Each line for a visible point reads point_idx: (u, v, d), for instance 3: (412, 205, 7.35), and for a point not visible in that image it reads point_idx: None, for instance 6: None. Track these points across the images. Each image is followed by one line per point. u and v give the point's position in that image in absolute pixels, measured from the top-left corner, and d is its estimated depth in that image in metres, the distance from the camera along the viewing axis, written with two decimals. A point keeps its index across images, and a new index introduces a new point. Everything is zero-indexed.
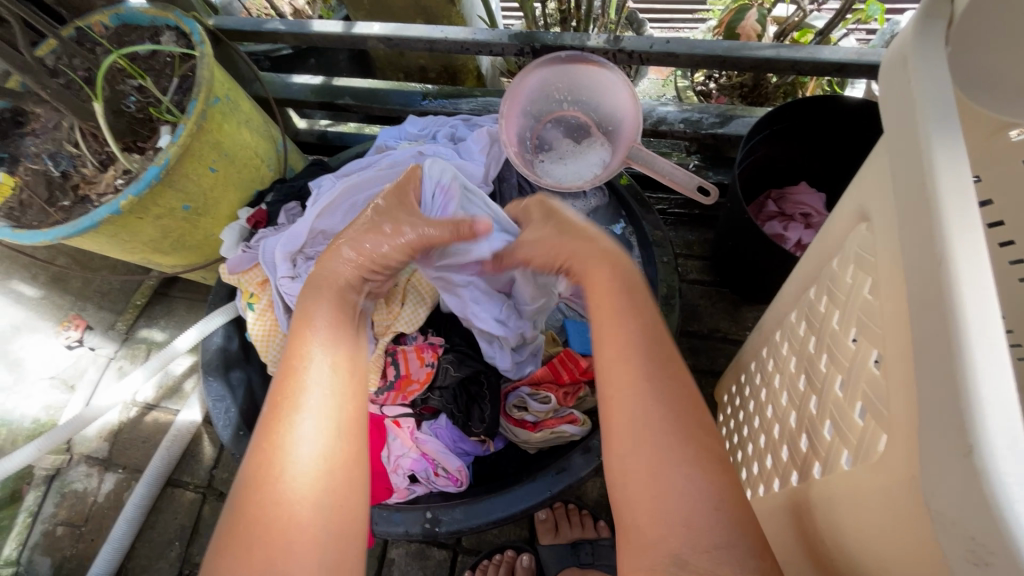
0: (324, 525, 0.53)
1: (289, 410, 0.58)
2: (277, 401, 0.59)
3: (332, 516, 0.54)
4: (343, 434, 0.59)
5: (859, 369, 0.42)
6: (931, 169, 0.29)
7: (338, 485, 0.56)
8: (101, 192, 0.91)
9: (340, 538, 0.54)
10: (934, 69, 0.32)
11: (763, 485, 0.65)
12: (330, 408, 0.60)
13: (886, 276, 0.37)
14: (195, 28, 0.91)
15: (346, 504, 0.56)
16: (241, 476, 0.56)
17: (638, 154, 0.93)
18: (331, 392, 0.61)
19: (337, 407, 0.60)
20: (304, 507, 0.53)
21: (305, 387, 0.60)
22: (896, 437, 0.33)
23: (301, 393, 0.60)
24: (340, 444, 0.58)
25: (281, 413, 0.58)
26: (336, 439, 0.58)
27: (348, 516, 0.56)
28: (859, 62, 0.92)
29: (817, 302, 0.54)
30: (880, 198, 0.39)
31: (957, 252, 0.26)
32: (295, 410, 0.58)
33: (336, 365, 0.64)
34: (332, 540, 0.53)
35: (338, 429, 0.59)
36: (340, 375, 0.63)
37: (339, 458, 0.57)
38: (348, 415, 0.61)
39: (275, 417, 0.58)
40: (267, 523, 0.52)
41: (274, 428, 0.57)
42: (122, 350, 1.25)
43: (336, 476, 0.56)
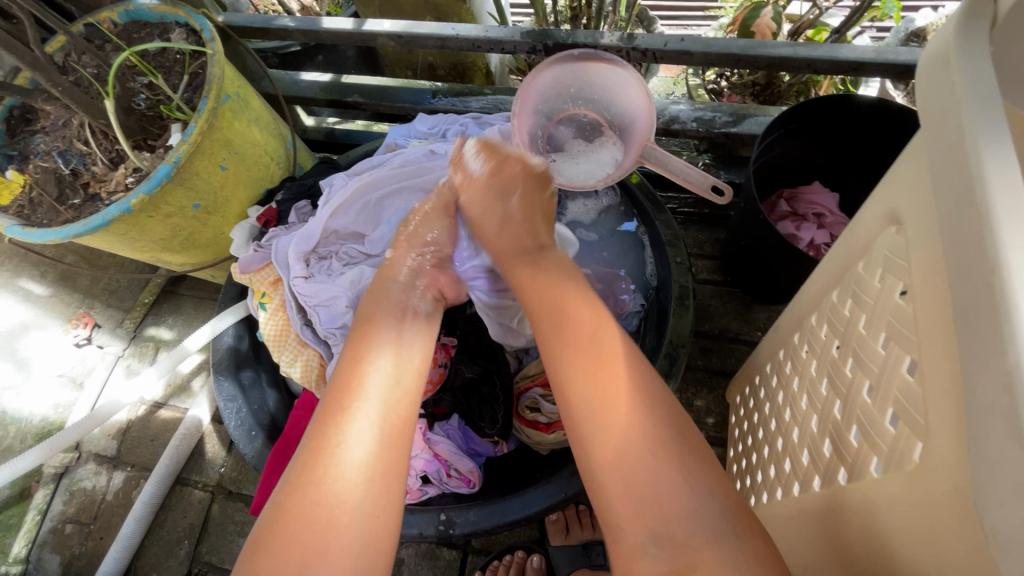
0: (360, 531, 0.53)
1: (341, 412, 0.59)
2: (335, 401, 0.60)
3: (370, 523, 0.53)
4: (389, 442, 0.58)
5: (890, 375, 0.41)
6: (979, 171, 0.28)
7: (381, 494, 0.55)
8: (111, 190, 0.90)
9: (373, 547, 0.53)
10: (978, 70, 0.31)
11: (781, 489, 0.64)
12: (379, 415, 0.59)
13: (922, 281, 0.36)
14: (205, 25, 0.90)
15: (383, 514, 0.55)
16: (288, 474, 0.56)
17: (651, 153, 0.92)
18: (385, 398, 0.61)
19: (388, 414, 0.60)
20: (346, 510, 0.53)
21: (359, 391, 0.61)
22: (935, 447, 0.32)
23: (357, 397, 0.60)
24: (388, 452, 0.58)
25: (337, 415, 0.59)
26: (382, 447, 0.58)
27: (385, 526, 0.54)
28: (877, 60, 0.91)
29: (840, 306, 0.53)
30: (915, 201, 0.38)
31: (1011, 256, 0.25)
32: (350, 409, 0.59)
33: (395, 373, 0.64)
34: (364, 549, 0.52)
35: (387, 436, 0.59)
36: (396, 382, 0.63)
37: (386, 466, 0.57)
38: (397, 425, 0.60)
39: (328, 417, 0.59)
40: (307, 522, 0.52)
41: (327, 428, 0.58)
42: (130, 348, 1.23)
43: (380, 484, 0.56)
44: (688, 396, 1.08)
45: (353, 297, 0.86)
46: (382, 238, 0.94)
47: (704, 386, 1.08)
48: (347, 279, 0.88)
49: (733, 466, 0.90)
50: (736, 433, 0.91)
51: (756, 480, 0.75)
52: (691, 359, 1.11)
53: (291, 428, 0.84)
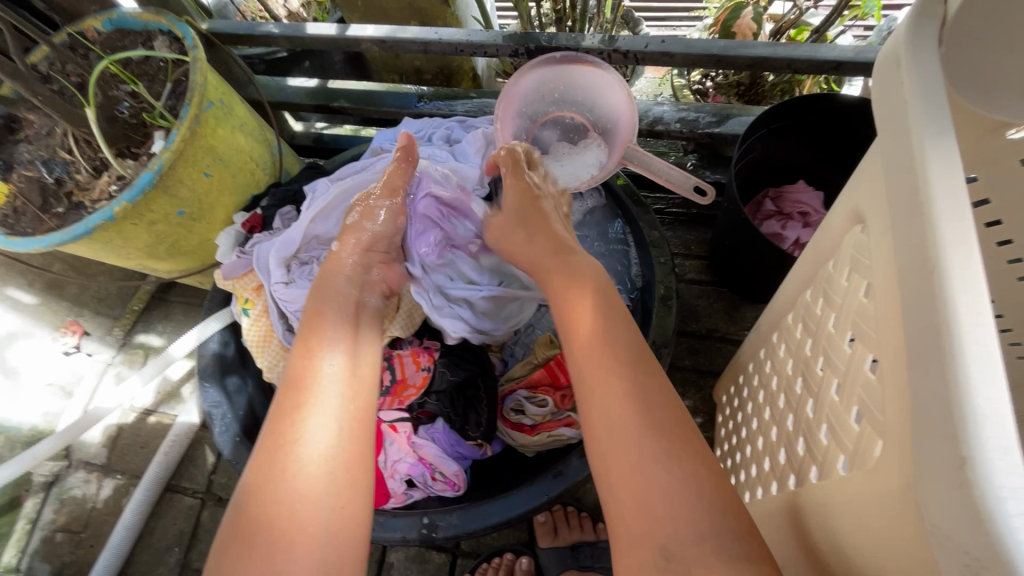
0: (326, 525, 0.53)
1: (295, 411, 0.59)
2: (288, 399, 0.60)
3: (335, 515, 0.54)
4: (347, 434, 0.60)
5: (855, 374, 0.42)
6: (924, 171, 0.29)
7: (342, 486, 0.56)
8: (95, 198, 0.90)
9: (341, 540, 0.54)
10: (925, 70, 0.32)
11: (760, 488, 0.64)
12: (337, 410, 0.60)
13: (879, 281, 0.37)
14: (187, 33, 0.91)
15: (348, 504, 0.56)
16: (247, 476, 0.56)
17: (634, 155, 0.92)
18: (338, 394, 0.62)
19: (343, 408, 0.61)
20: (308, 505, 0.53)
21: (313, 389, 0.61)
22: (890, 445, 0.32)
23: (311, 394, 0.61)
24: (347, 445, 0.59)
25: (291, 413, 0.59)
26: (340, 441, 0.59)
27: (351, 518, 0.55)
28: (856, 59, 0.91)
29: (812, 305, 0.54)
30: (875, 200, 0.38)
31: (949, 256, 0.26)
32: (303, 407, 0.59)
33: (347, 369, 0.65)
34: (333, 540, 0.53)
35: (344, 429, 0.60)
36: (347, 378, 0.64)
37: (344, 459, 0.58)
38: (354, 419, 0.61)
39: (282, 417, 0.59)
40: (269, 521, 0.52)
41: (282, 427, 0.58)
42: (119, 355, 1.26)
43: (342, 478, 0.57)
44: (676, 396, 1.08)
45: None
46: None
47: (691, 386, 1.09)
48: None
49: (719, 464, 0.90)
50: (722, 432, 0.91)
51: (739, 479, 0.75)
52: (678, 359, 1.11)
53: None
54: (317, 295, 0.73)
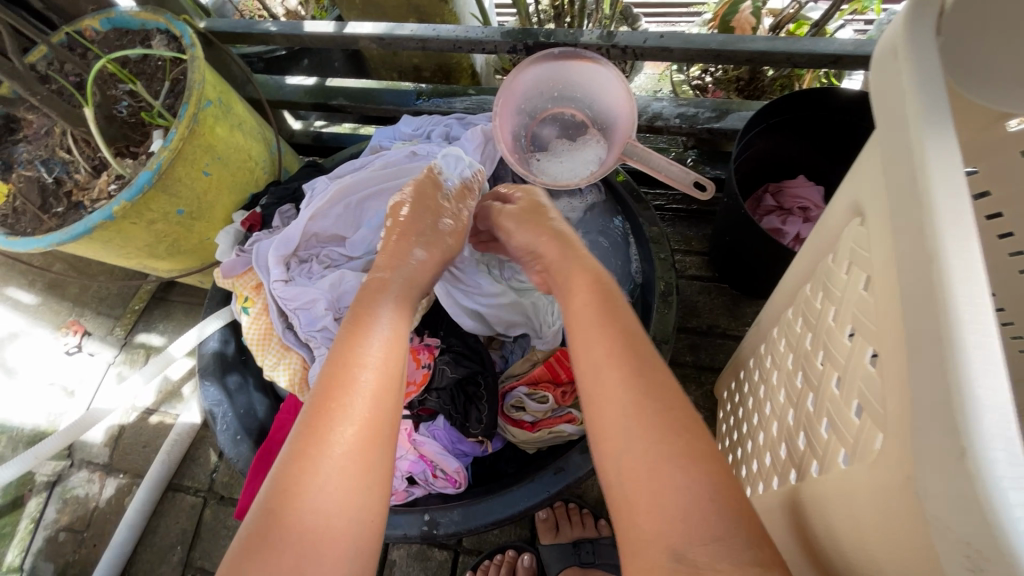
0: (354, 538, 0.52)
1: (338, 413, 0.56)
2: (326, 399, 0.57)
3: (364, 530, 0.53)
4: (384, 446, 0.58)
5: (855, 367, 0.42)
6: (922, 161, 0.29)
7: (373, 499, 0.55)
8: (94, 198, 0.90)
9: (365, 554, 0.53)
10: (924, 60, 0.31)
11: (762, 483, 0.64)
12: (375, 420, 0.58)
13: (879, 273, 0.36)
14: (185, 31, 0.90)
15: (377, 519, 0.55)
16: (272, 478, 0.53)
17: (633, 150, 0.92)
18: (379, 400, 0.59)
19: (382, 415, 0.59)
20: (341, 518, 0.52)
21: (361, 392, 0.58)
22: (891, 436, 0.32)
23: (351, 398, 0.58)
24: (383, 456, 0.57)
25: (334, 416, 0.56)
26: (377, 451, 0.57)
27: (376, 534, 0.54)
28: (856, 53, 0.90)
29: (812, 299, 0.54)
30: (874, 193, 0.38)
31: (949, 247, 0.26)
32: (345, 411, 0.57)
33: (389, 375, 0.62)
34: (359, 555, 0.52)
35: (382, 440, 0.58)
36: (390, 383, 0.61)
37: (379, 471, 0.56)
38: (392, 429, 0.60)
39: (319, 417, 0.56)
40: (300, 531, 0.50)
41: (320, 430, 0.55)
42: (121, 355, 1.24)
43: (376, 490, 0.55)
44: None
45: (332, 300, 0.87)
46: (363, 240, 0.94)
47: (692, 382, 1.08)
48: (328, 283, 0.89)
49: (720, 460, 0.90)
50: (723, 428, 0.91)
51: (740, 475, 0.75)
52: (679, 355, 1.11)
53: (276, 432, 0.85)
54: (364, 291, 0.71)
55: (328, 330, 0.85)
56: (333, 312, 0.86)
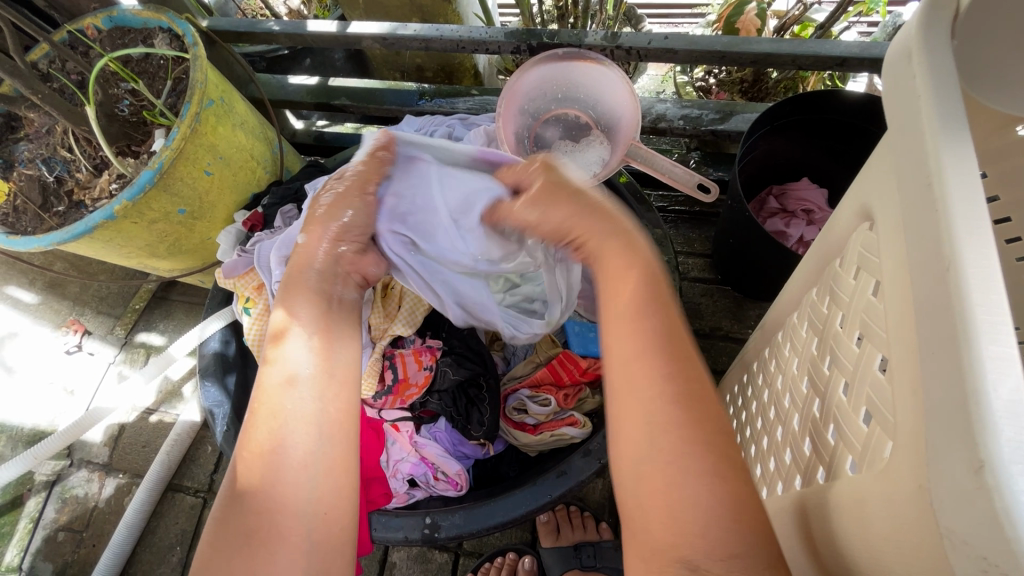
0: (310, 536, 0.50)
1: (273, 414, 0.53)
2: (260, 403, 0.54)
3: (319, 524, 0.50)
4: (329, 436, 0.54)
5: (864, 373, 0.41)
6: (938, 167, 0.28)
7: (325, 490, 0.52)
8: (96, 197, 0.90)
9: (328, 546, 0.50)
10: (939, 64, 0.31)
11: (766, 488, 0.64)
12: (314, 411, 0.54)
13: (890, 278, 0.36)
14: (187, 29, 0.90)
15: (335, 511, 0.52)
16: (223, 488, 0.52)
17: (637, 152, 0.92)
18: (315, 391, 0.56)
19: (320, 405, 0.55)
20: (289, 516, 0.50)
21: (291, 385, 0.55)
22: (902, 444, 0.32)
23: (285, 395, 0.54)
24: (330, 447, 0.54)
25: (267, 416, 0.53)
26: (322, 443, 0.53)
27: (336, 524, 0.51)
28: (861, 55, 0.90)
29: (819, 303, 0.53)
30: (885, 198, 0.38)
31: (966, 257, 0.25)
32: (279, 410, 0.53)
33: (324, 362, 0.58)
34: (317, 552, 0.49)
35: (325, 430, 0.54)
36: (325, 372, 0.57)
37: (325, 463, 0.53)
38: (337, 413, 0.56)
39: (256, 422, 0.54)
40: (249, 539, 0.48)
41: (259, 435, 0.53)
42: (121, 354, 1.23)
43: (325, 480, 0.52)
44: None
45: None
46: None
47: None
48: None
49: None
50: None
51: None
52: None
53: None
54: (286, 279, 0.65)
55: None
56: None
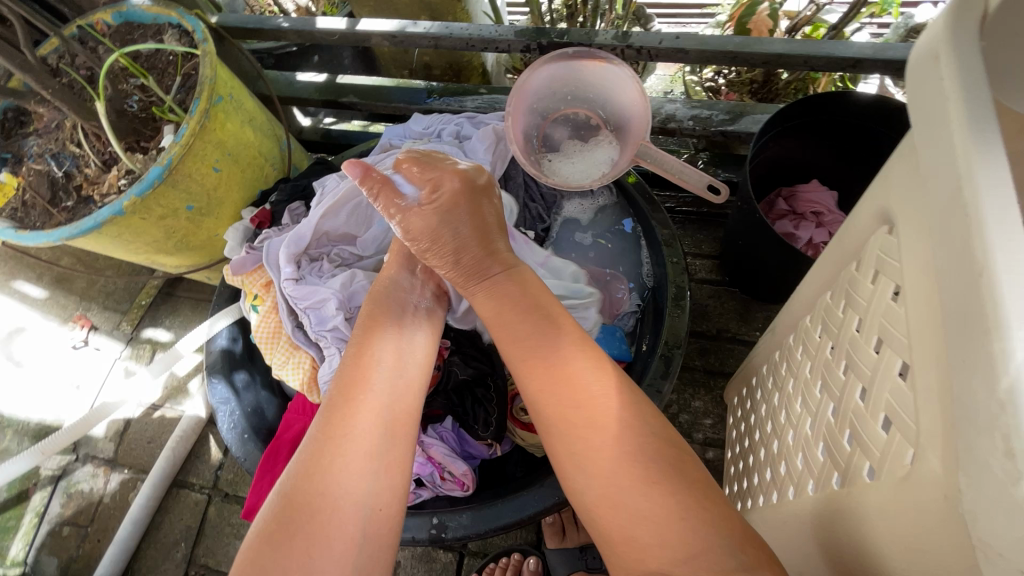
0: (363, 527, 0.53)
1: (352, 405, 0.59)
2: (341, 394, 0.61)
3: (371, 517, 0.54)
4: (394, 437, 0.59)
5: (882, 378, 0.41)
6: (969, 169, 0.28)
7: (385, 488, 0.56)
8: (104, 192, 0.90)
9: (375, 543, 0.53)
10: (968, 66, 0.30)
11: (776, 493, 0.63)
12: (385, 410, 0.60)
13: (912, 283, 0.36)
14: (197, 26, 0.90)
15: (388, 509, 0.55)
16: (292, 466, 0.56)
17: (647, 152, 0.91)
18: (389, 393, 0.62)
19: (390, 407, 0.61)
20: (349, 505, 0.53)
21: (370, 391, 0.61)
22: (924, 452, 0.31)
23: (363, 390, 0.61)
24: (392, 448, 0.59)
25: (342, 409, 0.59)
26: (388, 443, 0.58)
27: (386, 523, 0.55)
28: (875, 57, 0.89)
29: (834, 307, 0.53)
30: (907, 202, 0.37)
31: (1000, 261, 0.25)
32: (357, 402, 0.60)
33: (398, 369, 0.65)
34: (366, 545, 0.52)
35: (391, 432, 0.60)
36: (400, 377, 0.64)
37: (388, 461, 0.58)
38: (401, 417, 0.61)
39: (338, 408, 0.59)
40: (309, 515, 0.51)
41: (336, 421, 0.58)
42: (127, 349, 1.23)
43: (385, 480, 0.56)
44: (686, 397, 1.07)
45: (342, 300, 0.86)
46: (374, 240, 0.95)
47: (702, 387, 1.08)
48: (338, 282, 0.87)
49: (731, 467, 0.89)
50: (734, 435, 0.90)
51: (752, 483, 0.74)
52: (688, 359, 1.10)
53: (285, 430, 0.85)
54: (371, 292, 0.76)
55: (338, 330, 0.84)
56: (344, 311, 0.85)
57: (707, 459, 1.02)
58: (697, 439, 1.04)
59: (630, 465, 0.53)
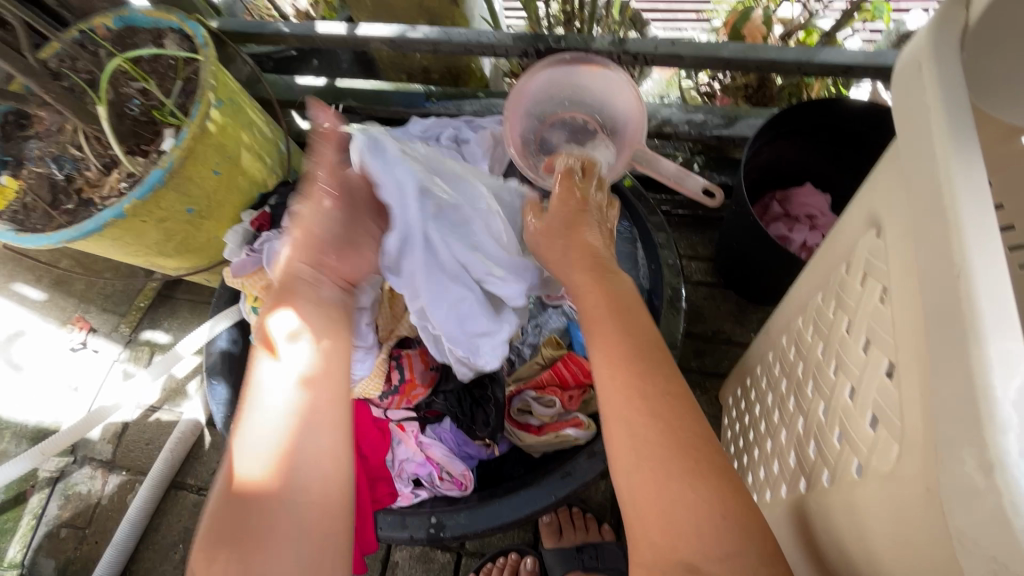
0: (303, 525, 0.55)
1: (268, 409, 0.58)
2: (255, 397, 0.59)
3: (312, 514, 0.56)
4: (324, 433, 0.60)
5: (870, 378, 0.42)
6: (948, 176, 0.29)
7: (321, 482, 0.58)
8: (105, 195, 0.91)
9: (318, 536, 0.56)
10: (948, 76, 0.32)
11: (769, 491, 0.64)
12: (310, 406, 0.60)
13: (897, 285, 0.37)
14: (198, 31, 0.91)
15: (327, 502, 0.57)
16: (223, 476, 0.56)
17: (642, 156, 0.93)
18: (309, 387, 0.61)
19: (318, 403, 0.61)
20: (285, 508, 0.55)
21: (287, 390, 0.60)
22: (907, 449, 0.33)
23: (282, 392, 0.59)
24: (323, 443, 0.59)
25: (260, 416, 0.58)
26: (317, 439, 0.59)
27: (327, 517, 0.57)
28: (866, 63, 0.91)
29: (825, 308, 0.54)
30: (894, 206, 0.38)
31: (976, 265, 0.26)
32: (275, 405, 0.59)
33: (320, 362, 0.63)
34: (309, 540, 0.55)
35: (320, 427, 0.60)
36: (322, 370, 0.63)
37: (320, 458, 0.59)
38: (327, 409, 0.61)
39: (251, 412, 0.58)
40: (247, 524, 0.53)
41: (255, 428, 0.57)
42: (126, 351, 1.24)
43: (327, 472, 0.58)
44: None
45: None
46: None
47: (697, 388, 1.09)
48: None
49: None
50: (728, 435, 0.91)
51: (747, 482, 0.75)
52: (684, 361, 1.11)
53: None
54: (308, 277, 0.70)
55: None
56: None
57: None
58: None
59: (639, 408, 0.51)
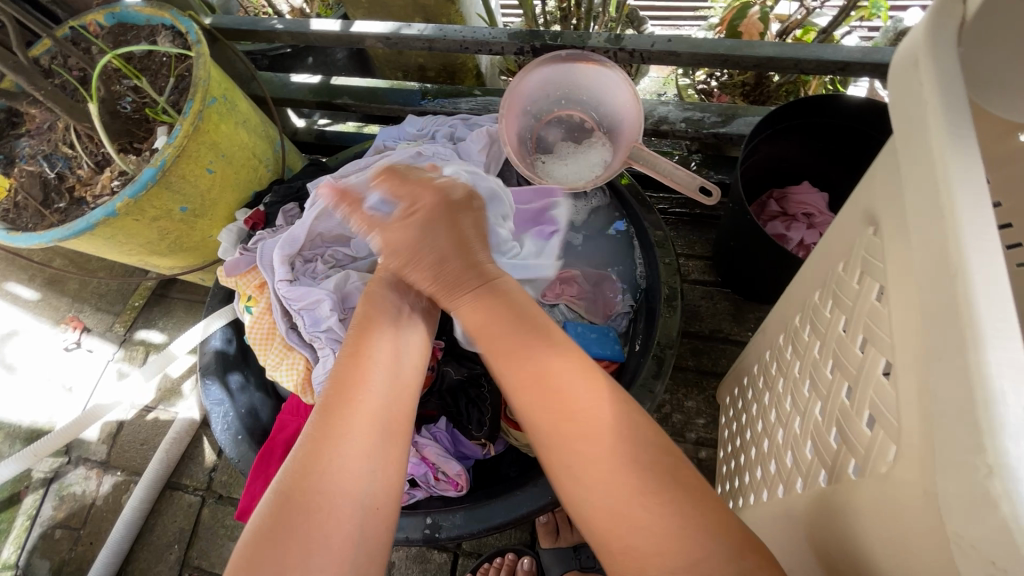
0: (359, 527, 0.53)
1: (350, 404, 0.59)
2: (336, 393, 0.61)
3: (369, 516, 0.54)
4: (393, 436, 0.60)
5: (867, 377, 0.41)
6: (945, 173, 0.28)
7: (383, 485, 0.56)
8: (97, 194, 0.90)
9: (371, 542, 0.53)
10: (945, 71, 0.31)
11: (766, 491, 0.64)
12: (381, 407, 0.61)
13: (894, 284, 0.36)
14: (190, 27, 0.90)
15: (384, 508, 0.55)
16: (290, 464, 0.55)
17: (639, 155, 0.91)
18: (387, 389, 0.63)
19: (388, 405, 0.61)
20: (346, 503, 0.53)
21: (364, 388, 0.61)
22: (905, 450, 0.32)
23: (360, 389, 0.61)
24: (390, 445, 0.59)
25: (340, 410, 0.59)
26: (387, 441, 0.59)
27: (381, 523, 0.54)
28: (863, 60, 0.90)
29: (821, 307, 0.53)
30: (891, 203, 0.38)
31: (975, 262, 0.26)
32: (353, 401, 0.60)
33: (395, 369, 0.66)
34: (363, 543, 0.52)
35: (387, 430, 0.60)
36: (396, 376, 0.65)
37: (386, 459, 0.58)
38: (397, 413, 0.62)
39: (337, 404, 0.59)
40: (306, 515, 0.51)
41: (332, 420, 0.58)
42: (121, 351, 1.23)
43: (382, 478, 0.56)
44: (679, 397, 1.08)
45: (336, 301, 0.86)
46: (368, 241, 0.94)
47: (694, 387, 1.08)
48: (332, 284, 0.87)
49: (723, 466, 0.90)
50: (726, 434, 0.91)
51: (744, 482, 0.75)
52: (681, 360, 1.11)
53: (279, 432, 0.85)
54: (365, 295, 0.76)
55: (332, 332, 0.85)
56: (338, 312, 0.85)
57: (700, 458, 1.03)
58: (690, 438, 1.04)
59: (618, 478, 0.50)
